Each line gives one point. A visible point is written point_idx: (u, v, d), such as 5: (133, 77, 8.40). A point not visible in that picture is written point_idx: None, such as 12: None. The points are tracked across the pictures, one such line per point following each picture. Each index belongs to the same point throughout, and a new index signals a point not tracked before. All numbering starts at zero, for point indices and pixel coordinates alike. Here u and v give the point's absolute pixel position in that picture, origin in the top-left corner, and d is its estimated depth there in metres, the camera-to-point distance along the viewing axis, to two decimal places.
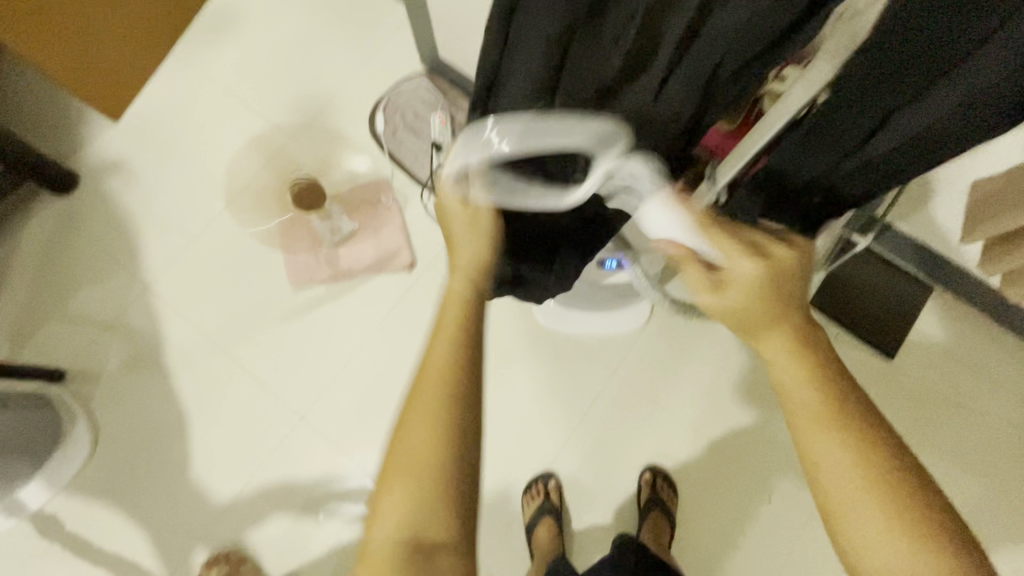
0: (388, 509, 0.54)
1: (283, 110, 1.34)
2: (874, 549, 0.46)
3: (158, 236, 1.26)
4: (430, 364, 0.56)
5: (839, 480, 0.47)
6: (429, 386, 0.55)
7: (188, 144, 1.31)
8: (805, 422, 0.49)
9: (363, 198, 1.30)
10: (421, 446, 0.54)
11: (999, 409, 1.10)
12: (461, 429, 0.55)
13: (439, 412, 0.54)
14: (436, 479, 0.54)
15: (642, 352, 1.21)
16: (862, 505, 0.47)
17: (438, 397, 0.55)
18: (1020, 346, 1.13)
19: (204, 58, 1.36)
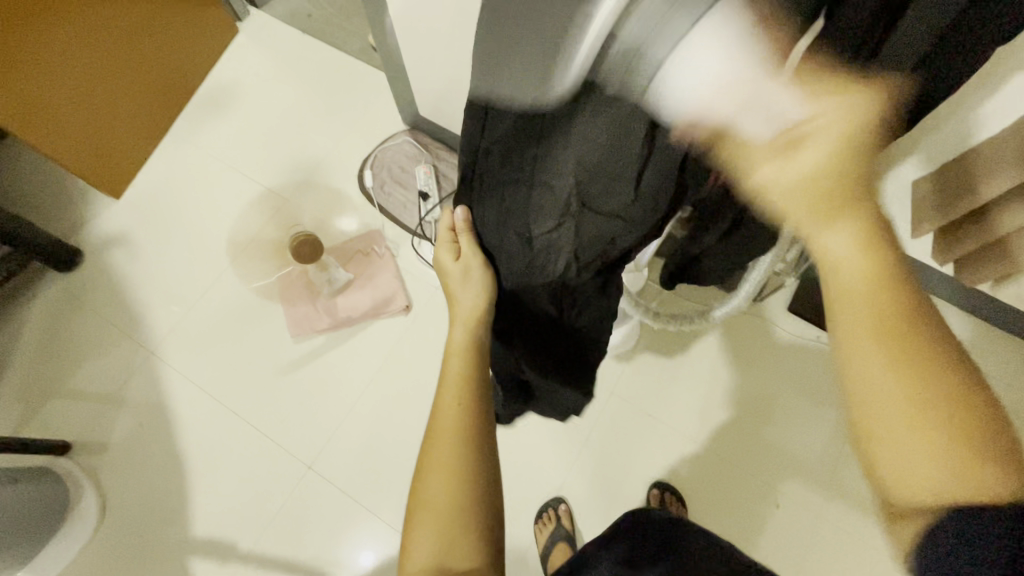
0: (417, 549, 0.54)
1: (273, 174, 1.41)
2: (897, 456, 0.34)
3: (159, 302, 1.31)
4: (442, 405, 0.59)
5: (905, 456, 0.34)
6: (447, 423, 0.58)
7: (185, 212, 1.39)
8: (866, 387, 0.35)
9: (356, 249, 1.32)
10: (446, 478, 0.55)
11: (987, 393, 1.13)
12: (483, 462, 0.57)
13: (462, 446, 0.56)
14: (463, 510, 0.54)
15: (637, 373, 1.21)
16: (893, 405, 0.34)
17: (459, 433, 0.57)
18: (993, 331, 1.17)
19: (199, 134, 1.47)
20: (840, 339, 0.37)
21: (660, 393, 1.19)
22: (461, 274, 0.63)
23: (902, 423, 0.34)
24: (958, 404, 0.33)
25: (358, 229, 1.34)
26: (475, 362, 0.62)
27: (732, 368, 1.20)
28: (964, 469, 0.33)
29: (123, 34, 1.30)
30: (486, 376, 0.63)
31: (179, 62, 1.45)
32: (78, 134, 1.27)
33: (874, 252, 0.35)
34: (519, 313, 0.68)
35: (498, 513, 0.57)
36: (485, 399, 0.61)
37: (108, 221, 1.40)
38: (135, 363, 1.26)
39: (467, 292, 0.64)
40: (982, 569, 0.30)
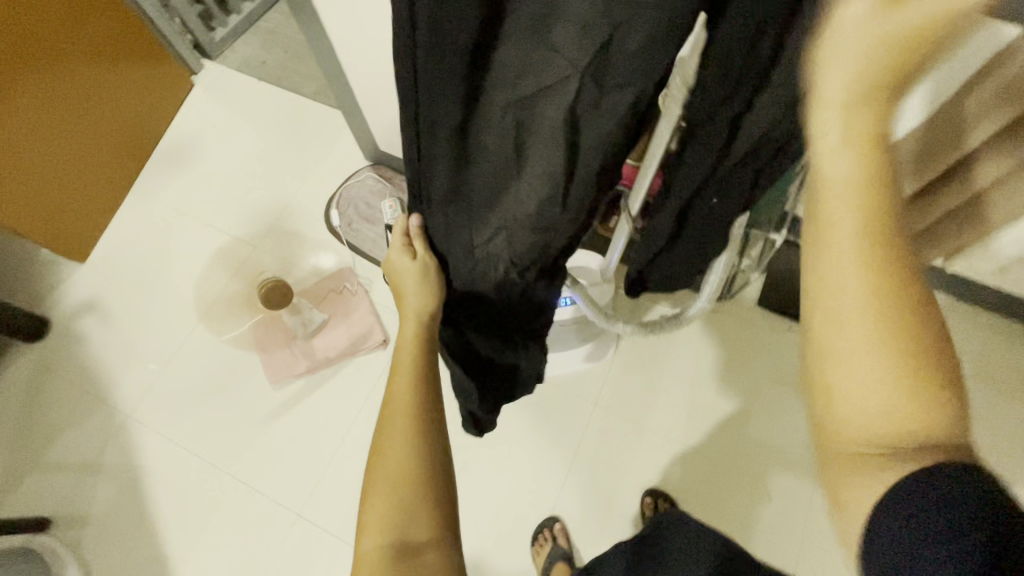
0: (371, 521, 0.60)
1: (239, 222, 1.41)
2: (861, 394, 0.34)
3: (133, 363, 1.29)
4: (394, 397, 0.64)
5: (859, 374, 0.34)
6: (396, 410, 0.63)
7: (153, 268, 1.38)
8: (835, 302, 0.34)
9: (329, 288, 1.32)
10: (396, 462, 0.61)
11: None
12: (428, 447, 0.62)
13: (408, 431, 0.62)
14: (413, 491, 0.60)
15: (619, 382, 1.22)
16: (860, 335, 0.34)
17: (411, 418, 0.62)
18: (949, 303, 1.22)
19: (162, 189, 1.48)
20: (818, 244, 0.34)
21: (644, 400, 1.20)
22: (418, 273, 0.65)
23: (853, 344, 0.34)
24: (914, 340, 0.33)
25: (329, 268, 1.34)
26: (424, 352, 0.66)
27: (711, 366, 1.22)
28: (897, 400, 0.34)
29: (78, 99, 1.31)
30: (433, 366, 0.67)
31: (136, 120, 1.45)
32: (36, 205, 1.27)
33: (877, 161, 0.32)
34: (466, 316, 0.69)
35: (450, 498, 0.63)
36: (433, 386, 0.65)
37: (75, 286, 1.38)
38: (113, 428, 1.24)
39: (416, 290, 0.65)
40: (948, 505, 0.32)
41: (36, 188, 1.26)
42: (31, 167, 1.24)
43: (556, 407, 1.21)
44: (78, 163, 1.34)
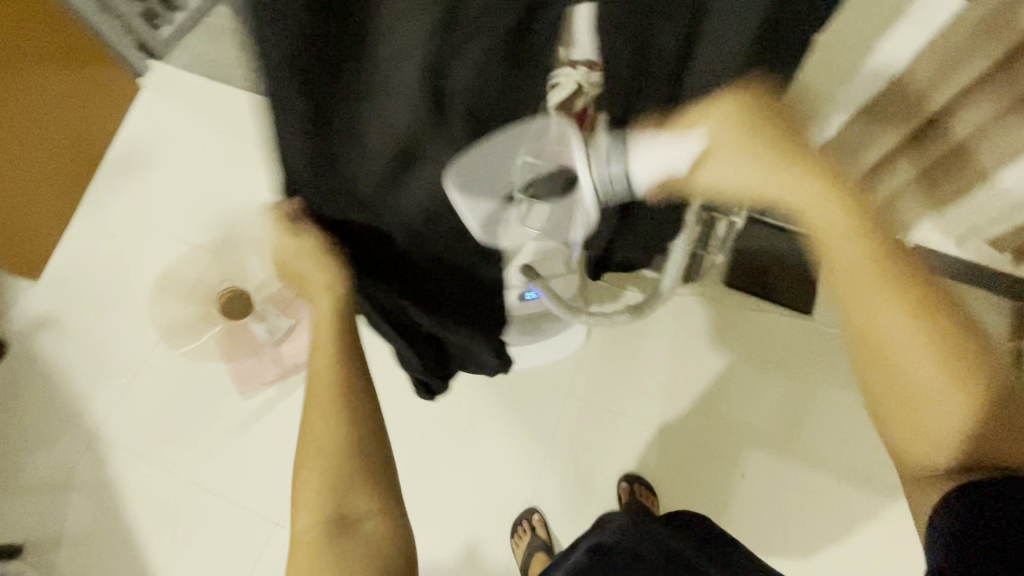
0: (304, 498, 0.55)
1: (198, 229, 1.37)
2: (935, 406, 0.45)
3: (95, 378, 1.26)
4: (316, 373, 0.57)
5: (914, 373, 0.45)
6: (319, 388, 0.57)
7: (112, 282, 1.34)
8: (891, 342, 0.45)
9: (295, 293, 1.29)
10: (325, 443, 0.55)
11: None
12: (356, 424, 0.56)
13: (334, 409, 0.56)
14: (347, 473, 0.55)
15: (591, 369, 1.22)
16: (920, 360, 0.44)
17: (333, 380, 0.56)
18: None
19: (115, 199, 1.43)
20: (846, 297, 0.45)
21: (617, 387, 1.21)
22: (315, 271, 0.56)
23: (903, 344, 0.44)
24: (951, 346, 0.44)
25: (294, 272, 1.31)
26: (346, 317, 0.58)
27: (682, 348, 1.23)
28: (953, 400, 0.44)
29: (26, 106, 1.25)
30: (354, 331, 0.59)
31: (87, 127, 1.40)
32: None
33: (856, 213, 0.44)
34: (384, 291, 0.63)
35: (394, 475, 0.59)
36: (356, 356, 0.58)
37: (30, 305, 1.34)
38: (80, 446, 1.21)
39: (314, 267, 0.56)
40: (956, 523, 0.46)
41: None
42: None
43: (530, 399, 1.21)
44: (32, 177, 1.29)
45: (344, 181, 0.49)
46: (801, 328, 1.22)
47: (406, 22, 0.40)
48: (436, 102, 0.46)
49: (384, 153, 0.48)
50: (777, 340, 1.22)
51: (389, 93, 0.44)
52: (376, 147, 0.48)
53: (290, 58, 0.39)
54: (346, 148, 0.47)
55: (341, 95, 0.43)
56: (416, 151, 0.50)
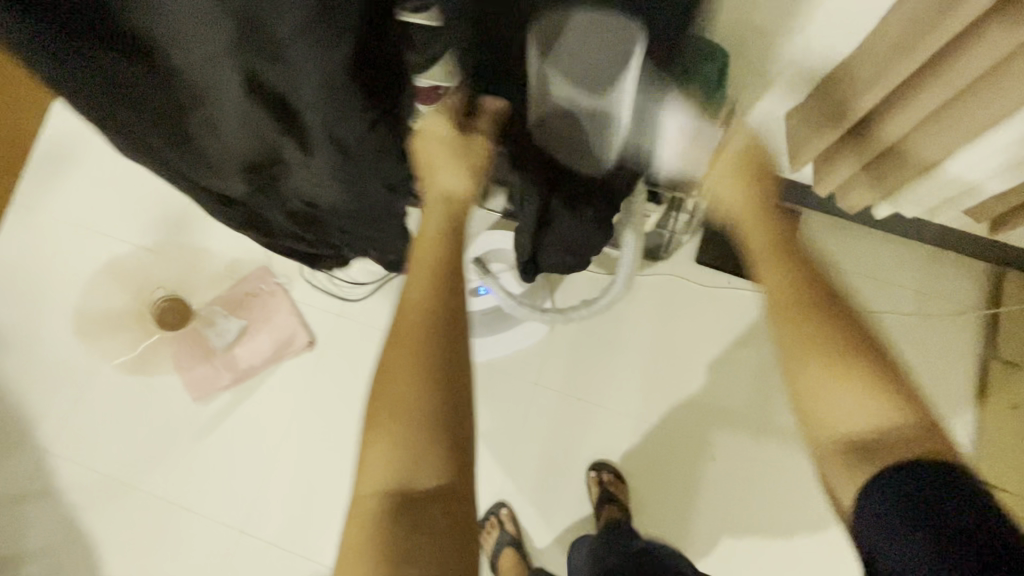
0: (373, 456, 0.49)
1: (136, 227, 1.28)
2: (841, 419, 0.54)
3: (39, 394, 1.20)
4: (402, 328, 0.52)
5: (844, 405, 0.54)
6: (403, 342, 0.51)
7: (47, 288, 1.26)
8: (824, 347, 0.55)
9: (244, 293, 1.22)
10: (403, 407, 0.49)
11: (890, 302, 1.16)
12: (447, 358, 0.51)
13: (415, 366, 0.50)
14: (435, 426, 0.49)
15: (558, 357, 1.18)
16: (848, 394, 0.54)
17: (421, 325, 0.52)
18: (884, 239, 1.19)
19: (46, 197, 1.33)
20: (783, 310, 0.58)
21: (585, 375, 1.17)
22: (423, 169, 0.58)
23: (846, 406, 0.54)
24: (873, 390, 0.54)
25: (242, 269, 1.24)
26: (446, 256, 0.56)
27: (651, 330, 1.18)
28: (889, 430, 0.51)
29: None
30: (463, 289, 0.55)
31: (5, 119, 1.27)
32: None
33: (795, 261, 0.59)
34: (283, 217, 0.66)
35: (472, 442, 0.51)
36: (458, 318, 0.53)
37: None
38: (29, 465, 1.16)
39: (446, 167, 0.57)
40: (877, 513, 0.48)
41: None
42: None
43: (495, 391, 1.17)
44: None
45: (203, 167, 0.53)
46: None
47: (204, 46, 0.39)
48: (273, 109, 0.46)
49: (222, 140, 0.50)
50: (748, 317, 1.18)
51: (217, 99, 0.45)
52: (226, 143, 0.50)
53: (96, 98, 0.40)
54: (193, 138, 0.49)
55: (147, 92, 0.42)
56: (264, 145, 0.51)
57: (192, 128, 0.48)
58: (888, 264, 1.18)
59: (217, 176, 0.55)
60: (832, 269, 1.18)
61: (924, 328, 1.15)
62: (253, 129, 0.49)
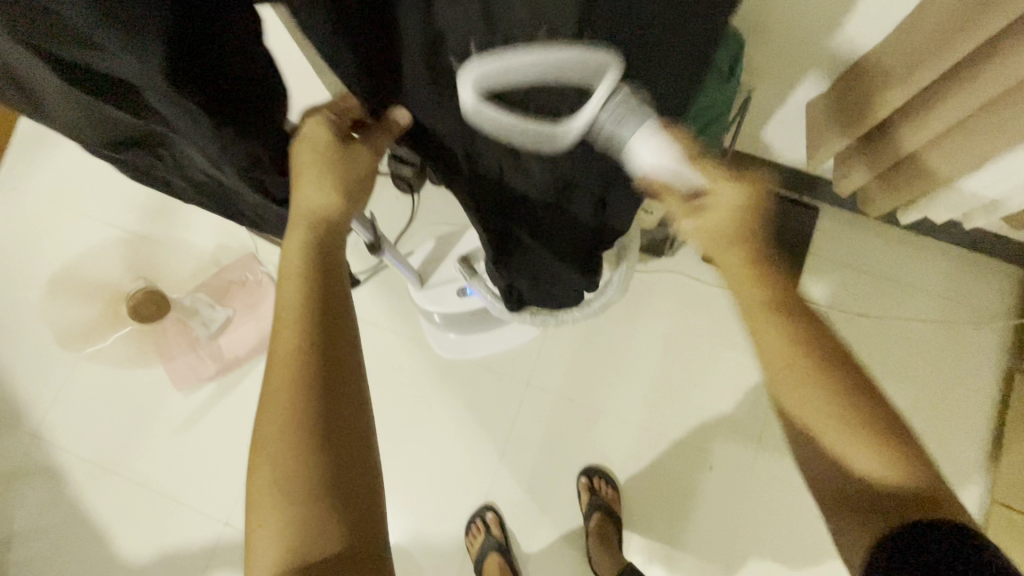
0: (259, 534, 0.43)
1: (122, 209, 1.24)
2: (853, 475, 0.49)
3: (26, 376, 1.18)
4: (274, 379, 0.45)
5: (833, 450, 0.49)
6: (275, 394, 0.44)
7: (31, 270, 1.23)
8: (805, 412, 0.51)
9: (231, 280, 1.19)
10: (282, 468, 0.43)
11: (911, 307, 1.08)
12: (324, 412, 0.44)
13: (290, 419, 0.44)
14: (317, 496, 0.43)
15: (552, 357, 1.13)
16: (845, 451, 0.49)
17: (292, 382, 0.44)
18: (909, 239, 1.11)
19: (30, 174, 1.28)
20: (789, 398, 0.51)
21: (581, 375, 1.12)
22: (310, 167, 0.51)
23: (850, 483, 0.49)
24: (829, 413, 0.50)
25: (230, 256, 1.20)
26: (318, 289, 0.48)
27: (652, 330, 1.13)
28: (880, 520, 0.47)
29: None
30: (344, 322, 0.49)
31: None
32: None
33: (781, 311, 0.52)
34: (170, 177, 0.61)
35: (368, 495, 0.45)
36: (343, 352, 0.47)
37: None
38: (18, 446, 1.16)
39: (314, 180, 0.51)
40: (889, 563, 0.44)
41: None
42: None
43: (487, 389, 1.13)
44: None
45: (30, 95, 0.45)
46: None
47: None
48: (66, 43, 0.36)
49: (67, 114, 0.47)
50: None
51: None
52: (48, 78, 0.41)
53: None
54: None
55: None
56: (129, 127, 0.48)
57: None
58: (912, 266, 1.10)
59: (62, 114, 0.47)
60: (851, 270, 1.10)
61: (948, 336, 1.07)
62: (97, 115, 0.46)
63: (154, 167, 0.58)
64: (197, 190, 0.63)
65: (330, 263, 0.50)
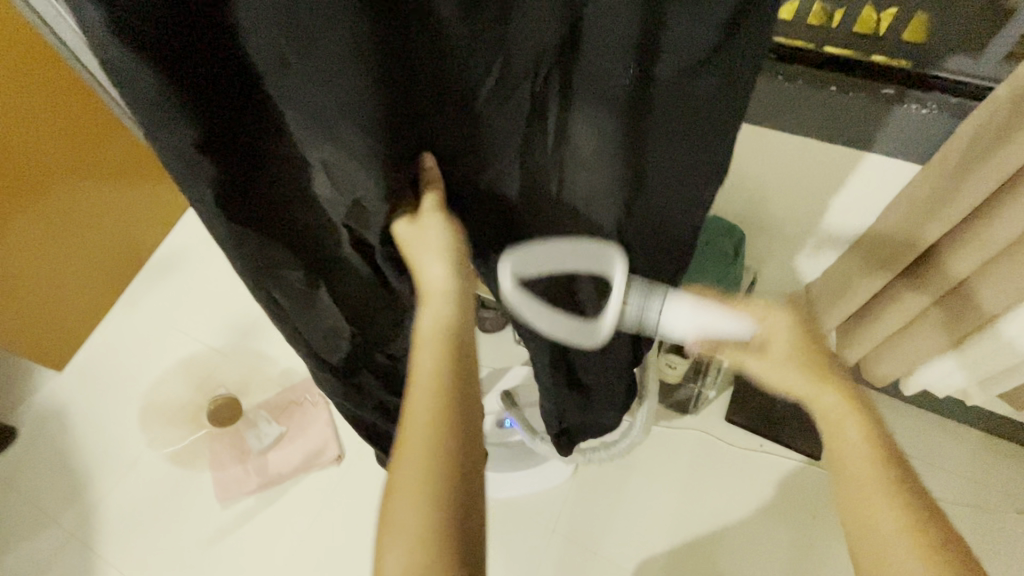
0: None
1: (213, 333, 1.43)
2: None
3: (95, 468, 1.30)
4: (415, 423, 0.46)
5: None
6: (414, 445, 0.46)
7: (124, 376, 1.41)
8: None
9: (290, 400, 1.31)
10: (421, 522, 0.44)
11: (932, 483, 1.12)
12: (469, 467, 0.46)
13: (442, 467, 0.45)
14: (443, 547, 0.43)
15: (578, 503, 1.16)
16: None
17: (438, 430, 0.46)
18: (921, 415, 1.19)
19: (148, 297, 1.54)
20: None
21: (606, 524, 1.14)
22: (419, 237, 0.51)
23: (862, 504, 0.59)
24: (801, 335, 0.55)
25: (294, 379, 1.34)
26: (456, 353, 0.50)
27: (677, 486, 1.17)
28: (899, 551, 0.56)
29: (93, 214, 1.44)
30: (476, 390, 0.50)
31: (138, 234, 1.55)
32: (43, 320, 1.38)
33: None
34: (325, 305, 0.60)
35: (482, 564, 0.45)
36: (475, 413, 0.49)
37: (51, 392, 1.42)
38: (58, 544, 1.21)
39: (443, 263, 0.51)
40: None
41: (48, 304, 1.39)
42: (50, 289, 1.38)
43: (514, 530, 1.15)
44: (86, 279, 1.46)
45: (291, 277, 0.56)
46: (807, 474, 1.17)
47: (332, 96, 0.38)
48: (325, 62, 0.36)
49: (337, 321, 0.62)
50: (778, 485, 1.16)
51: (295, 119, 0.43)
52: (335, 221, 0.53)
53: (217, 162, 0.43)
54: (290, 210, 0.52)
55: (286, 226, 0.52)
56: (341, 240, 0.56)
57: (281, 208, 0.51)
58: (928, 442, 1.16)
59: (294, 274, 0.55)
60: None
61: (972, 518, 1.09)
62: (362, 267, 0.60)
63: (300, 303, 0.58)
64: (329, 322, 0.62)
65: (466, 349, 0.51)
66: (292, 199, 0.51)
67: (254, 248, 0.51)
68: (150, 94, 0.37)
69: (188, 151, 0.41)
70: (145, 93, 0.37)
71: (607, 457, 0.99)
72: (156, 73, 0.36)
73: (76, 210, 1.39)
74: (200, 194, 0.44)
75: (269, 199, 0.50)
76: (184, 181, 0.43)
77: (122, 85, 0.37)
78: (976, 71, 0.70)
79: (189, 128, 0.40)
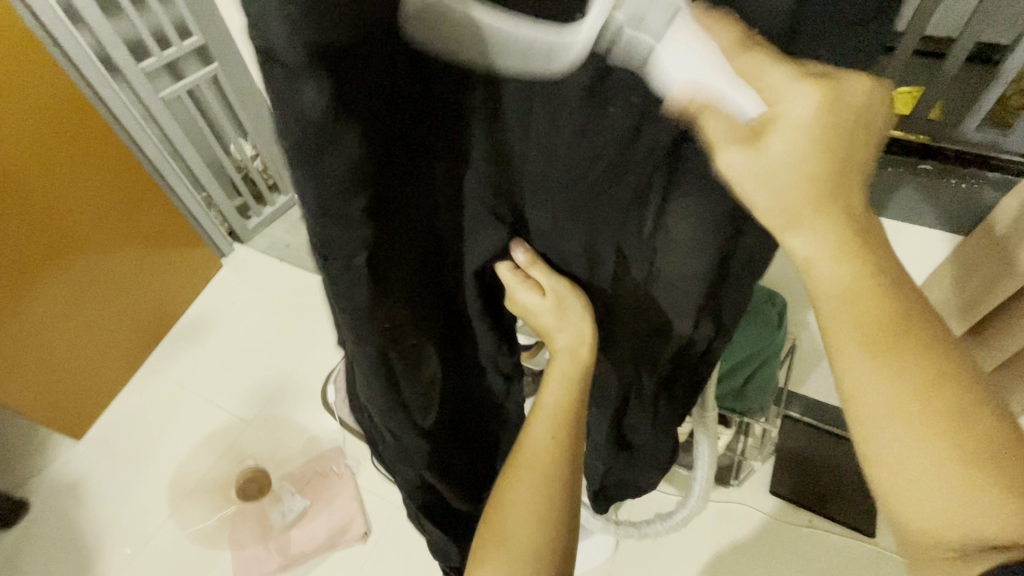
0: None
1: (237, 400, 1.41)
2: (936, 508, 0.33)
3: (109, 548, 1.24)
4: (534, 448, 0.56)
5: (922, 477, 0.33)
6: (531, 468, 0.56)
7: (145, 448, 1.38)
8: (881, 446, 0.34)
9: (314, 472, 1.27)
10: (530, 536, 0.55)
11: None
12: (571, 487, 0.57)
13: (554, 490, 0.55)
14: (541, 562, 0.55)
15: None
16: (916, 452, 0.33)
17: (552, 460, 0.56)
18: None
19: (173, 363, 1.53)
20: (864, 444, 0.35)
21: None
22: (553, 309, 0.52)
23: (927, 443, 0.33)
24: None
25: (319, 448, 1.30)
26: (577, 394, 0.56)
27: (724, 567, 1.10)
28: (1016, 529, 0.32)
29: (126, 282, 1.46)
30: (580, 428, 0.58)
31: (166, 301, 1.57)
32: (65, 389, 1.37)
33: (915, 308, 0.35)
34: (413, 395, 0.52)
35: None
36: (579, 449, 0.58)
37: (64, 465, 1.38)
38: None
39: (565, 332, 0.53)
40: None
41: (73, 372, 1.38)
42: (76, 355, 1.38)
43: None
44: (115, 349, 1.46)
45: (400, 370, 0.48)
46: (866, 553, 1.09)
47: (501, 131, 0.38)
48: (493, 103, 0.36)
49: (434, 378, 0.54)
50: (837, 567, 1.09)
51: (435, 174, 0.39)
52: (437, 290, 0.48)
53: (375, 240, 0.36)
54: (416, 286, 0.45)
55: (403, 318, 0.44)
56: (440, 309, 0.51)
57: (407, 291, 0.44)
58: None
59: (398, 367, 0.48)
60: None
61: None
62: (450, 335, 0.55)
63: (398, 398, 0.51)
64: (419, 409, 0.54)
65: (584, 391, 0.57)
66: (412, 282, 0.44)
67: (385, 318, 0.42)
68: (339, 159, 0.30)
69: (355, 219, 0.34)
70: (333, 172, 0.30)
71: (656, 531, 0.96)
72: (353, 144, 0.30)
73: (108, 278, 1.42)
74: (349, 262, 0.36)
75: (409, 257, 0.42)
76: (335, 254, 0.35)
77: (314, 145, 0.29)
78: (1006, 147, 0.73)
79: (363, 195, 0.33)
